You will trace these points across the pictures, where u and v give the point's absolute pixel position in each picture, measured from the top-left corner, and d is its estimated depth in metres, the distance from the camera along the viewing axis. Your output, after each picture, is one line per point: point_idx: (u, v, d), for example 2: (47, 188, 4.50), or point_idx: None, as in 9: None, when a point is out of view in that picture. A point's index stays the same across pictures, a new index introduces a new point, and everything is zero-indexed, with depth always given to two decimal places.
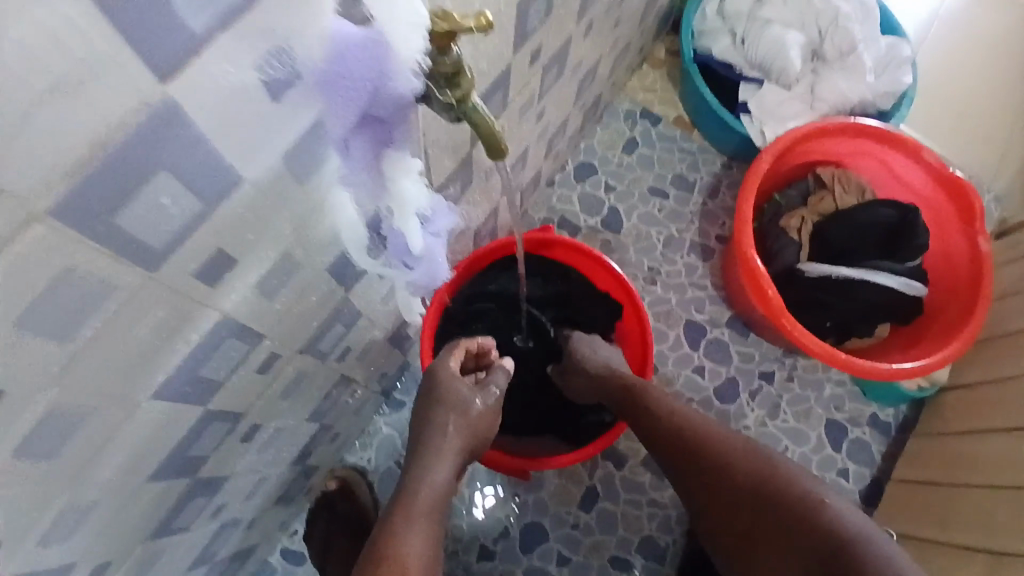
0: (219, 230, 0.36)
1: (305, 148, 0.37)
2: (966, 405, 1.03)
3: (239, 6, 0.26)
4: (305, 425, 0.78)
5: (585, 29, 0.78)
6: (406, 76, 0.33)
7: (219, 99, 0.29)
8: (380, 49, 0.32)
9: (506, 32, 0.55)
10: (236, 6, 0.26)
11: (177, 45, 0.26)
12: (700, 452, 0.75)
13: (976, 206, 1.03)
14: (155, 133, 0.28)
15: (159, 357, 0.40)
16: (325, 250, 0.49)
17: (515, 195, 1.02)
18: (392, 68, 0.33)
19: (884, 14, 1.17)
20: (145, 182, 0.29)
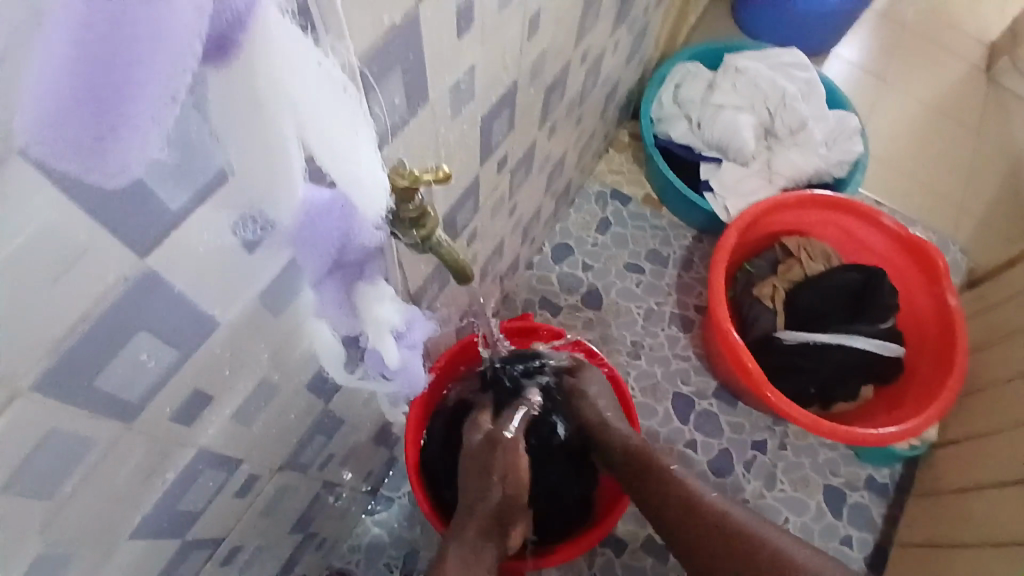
0: (197, 373, 0.37)
1: (279, 284, 0.38)
2: (958, 461, 1.02)
3: (217, 188, 0.29)
4: (290, 538, 0.76)
5: (549, 130, 0.83)
6: (370, 230, 0.35)
7: (199, 262, 0.31)
8: (353, 212, 0.33)
9: (471, 149, 0.58)
10: (215, 186, 0.29)
11: (157, 226, 0.27)
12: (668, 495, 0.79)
13: (939, 264, 1.06)
14: (133, 299, 0.29)
15: (137, 501, 0.40)
16: (304, 369, 0.49)
17: (495, 282, 1.05)
18: (359, 226, 0.34)
19: (828, 92, 1.27)
20: (124, 346, 0.30)
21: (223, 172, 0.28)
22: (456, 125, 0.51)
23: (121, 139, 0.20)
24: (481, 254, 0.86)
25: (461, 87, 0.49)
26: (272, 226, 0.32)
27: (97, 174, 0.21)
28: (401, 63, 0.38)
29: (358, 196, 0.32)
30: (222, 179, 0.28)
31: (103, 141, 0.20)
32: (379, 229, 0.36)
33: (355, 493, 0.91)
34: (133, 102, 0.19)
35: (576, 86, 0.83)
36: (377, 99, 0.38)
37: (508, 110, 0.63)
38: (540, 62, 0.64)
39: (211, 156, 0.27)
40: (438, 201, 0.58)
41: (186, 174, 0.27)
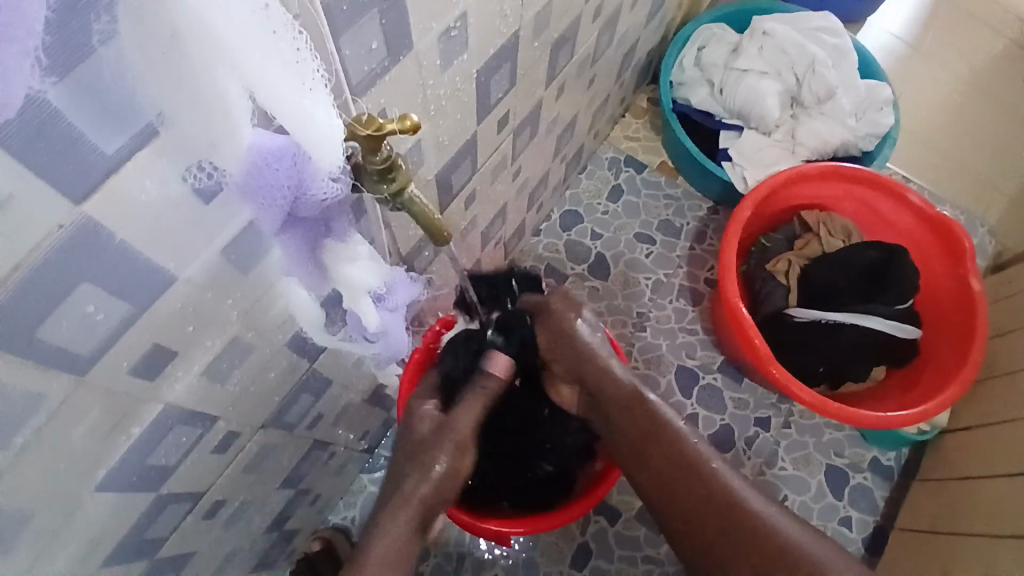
0: (157, 328, 0.36)
1: (244, 240, 0.36)
2: (966, 449, 0.99)
3: (148, 141, 0.27)
4: (280, 494, 0.76)
5: (557, 89, 0.79)
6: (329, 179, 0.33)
7: (147, 212, 0.29)
8: (309, 156, 0.31)
9: (467, 105, 0.55)
10: (144, 141, 0.26)
11: (92, 171, 0.26)
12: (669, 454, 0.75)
13: (965, 245, 1.01)
14: (74, 251, 0.27)
15: (101, 453, 0.39)
16: (281, 330, 0.48)
17: (498, 247, 1.02)
18: (313, 174, 0.32)
19: (862, 59, 1.19)
20: (67, 297, 0.29)
21: (150, 121, 0.26)
22: (446, 79, 0.48)
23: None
24: (481, 218, 0.83)
25: (452, 36, 0.45)
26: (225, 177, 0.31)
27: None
28: (376, 5, 0.35)
29: (309, 139, 0.30)
30: (153, 132, 0.26)
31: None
32: (339, 179, 0.34)
33: (349, 453, 0.91)
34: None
35: (588, 42, 0.78)
36: (349, 44, 0.35)
37: (508, 66, 0.59)
38: (545, 15, 0.60)
39: (144, 101, 0.25)
40: (429, 158, 0.55)
41: (115, 117, 0.25)
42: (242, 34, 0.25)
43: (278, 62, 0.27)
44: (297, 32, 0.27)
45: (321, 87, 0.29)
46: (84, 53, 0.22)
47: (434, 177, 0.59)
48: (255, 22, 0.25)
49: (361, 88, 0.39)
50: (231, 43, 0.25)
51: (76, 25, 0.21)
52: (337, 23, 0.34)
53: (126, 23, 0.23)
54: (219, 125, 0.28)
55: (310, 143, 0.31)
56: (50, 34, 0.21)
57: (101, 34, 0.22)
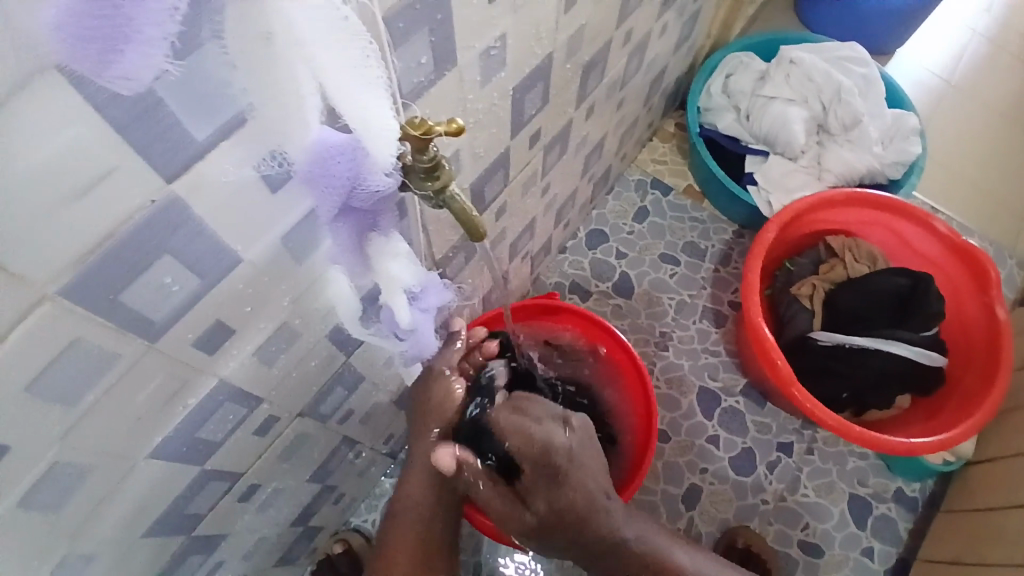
0: (219, 306, 0.40)
1: (299, 229, 0.41)
2: (991, 480, 0.98)
3: (234, 130, 0.31)
4: (308, 487, 0.79)
5: (587, 110, 0.83)
6: (380, 176, 0.37)
7: (222, 196, 0.33)
8: (365, 151, 0.35)
9: (502, 119, 0.59)
10: (231, 130, 0.31)
11: (182, 154, 0.30)
12: None
13: (991, 273, 1.01)
14: (159, 225, 0.32)
15: (159, 419, 0.43)
16: (323, 319, 0.52)
17: (525, 261, 1.06)
18: (369, 169, 0.36)
19: (889, 89, 1.21)
20: (149, 266, 0.33)
21: (241, 114, 0.31)
22: (485, 93, 0.52)
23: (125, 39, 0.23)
24: (510, 231, 0.87)
25: (492, 54, 0.50)
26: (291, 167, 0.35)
27: (111, 81, 0.24)
28: (427, 22, 0.40)
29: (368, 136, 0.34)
30: (239, 122, 0.31)
31: (106, 35, 0.23)
32: (390, 176, 0.38)
33: (374, 454, 0.94)
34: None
35: (618, 66, 0.82)
36: (402, 56, 0.40)
37: (541, 85, 0.63)
38: (578, 39, 0.64)
39: (235, 93, 0.29)
40: (465, 168, 0.59)
41: (208, 108, 0.29)
42: (322, 39, 0.29)
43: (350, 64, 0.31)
44: (367, 42, 0.31)
45: (381, 92, 0.33)
46: (195, 45, 0.26)
47: (469, 186, 0.63)
48: (335, 30, 0.29)
49: (410, 97, 0.43)
50: (313, 45, 0.29)
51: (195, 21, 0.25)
52: (393, 38, 0.38)
53: (232, 25, 0.27)
54: (291, 118, 0.32)
55: (367, 139, 0.35)
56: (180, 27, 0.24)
57: (212, 32, 0.27)
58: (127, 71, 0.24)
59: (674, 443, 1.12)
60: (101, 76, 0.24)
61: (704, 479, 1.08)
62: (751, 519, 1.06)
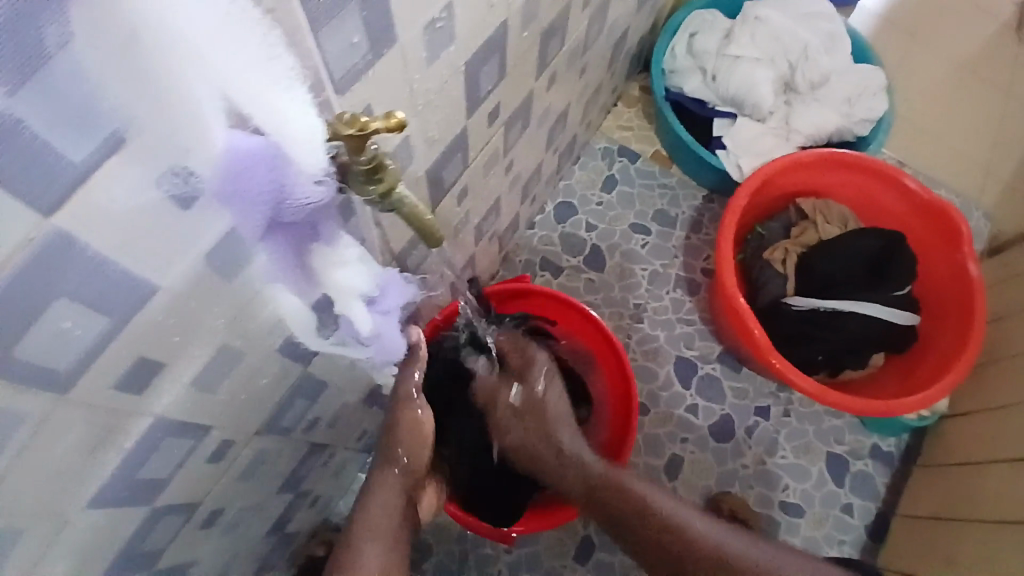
0: (138, 340, 0.35)
1: (224, 248, 0.35)
2: (967, 436, 0.99)
3: (119, 146, 0.26)
4: (278, 499, 0.75)
5: (549, 80, 0.77)
6: (305, 183, 0.34)
7: (118, 222, 0.28)
8: (287, 155, 0.32)
9: (456, 98, 0.54)
10: (116, 145, 0.26)
11: (58, 182, 0.25)
12: (641, 522, 0.76)
13: (962, 229, 1.01)
14: (46, 265, 0.27)
15: (89, 468, 0.39)
16: (271, 336, 0.47)
17: (492, 241, 1.01)
18: (295, 177, 0.33)
19: (855, 43, 1.18)
20: (42, 313, 0.28)
21: (121, 126, 0.25)
22: (434, 72, 0.47)
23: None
24: (475, 214, 0.82)
25: (438, 27, 0.44)
26: (199, 182, 0.30)
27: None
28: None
29: (289, 136, 0.32)
30: (123, 136, 0.26)
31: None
32: (324, 182, 0.35)
33: (347, 454, 0.90)
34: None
35: (579, 31, 0.77)
36: (328, 39, 0.34)
37: (497, 58, 0.57)
38: (535, 3, 0.59)
39: (111, 106, 0.24)
40: (418, 155, 0.53)
41: (81, 125, 0.24)
42: (207, 32, 0.26)
43: (241, 50, 0.28)
44: (267, 29, 0.28)
45: (295, 84, 0.31)
46: (41, 59, 0.21)
47: (424, 174, 0.57)
48: (225, 17, 0.26)
49: (343, 85, 0.37)
50: (196, 40, 0.25)
51: (27, 33, 0.20)
52: (317, 20, 0.32)
53: (84, 27, 0.22)
54: (189, 127, 0.28)
55: (285, 136, 0.32)
56: (1, 44, 0.20)
57: (57, 41, 0.21)
58: None
59: (653, 415, 1.11)
60: None
61: (685, 449, 1.08)
62: (733, 485, 1.06)
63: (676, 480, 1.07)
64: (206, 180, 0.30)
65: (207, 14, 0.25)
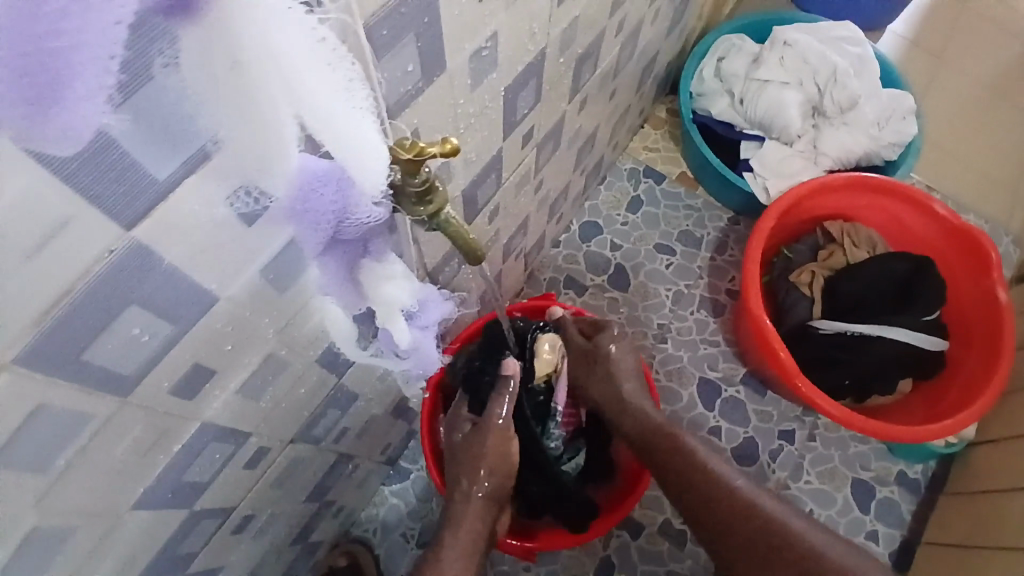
0: (196, 348, 0.37)
1: (281, 261, 0.37)
2: (993, 463, 0.97)
3: (201, 164, 0.28)
4: (305, 508, 0.76)
5: (580, 103, 0.79)
6: (365, 203, 0.35)
7: (191, 235, 0.30)
8: (351, 178, 0.33)
9: (494, 121, 0.56)
10: (197, 164, 0.28)
11: (145, 195, 0.27)
12: (723, 505, 0.76)
13: (991, 254, 0.99)
14: (123, 273, 0.29)
15: (140, 470, 0.41)
16: (314, 346, 0.48)
17: (519, 259, 1.02)
18: (356, 199, 0.35)
19: (884, 68, 1.18)
20: (117, 318, 0.30)
21: (205, 146, 0.27)
22: (476, 97, 0.49)
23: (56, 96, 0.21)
24: (505, 232, 0.83)
25: (483, 55, 0.46)
26: (267, 202, 0.32)
27: (36, 141, 0.21)
28: (412, 28, 0.36)
29: (356, 164, 0.33)
30: (206, 155, 0.28)
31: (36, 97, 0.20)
32: (381, 204, 0.36)
33: (371, 466, 0.91)
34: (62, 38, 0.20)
35: (611, 56, 0.78)
36: (385, 67, 0.36)
37: (534, 82, 0.59)
38: (572, 30, 0.60)
39: (199, 129, 0.26)
40: (457, 176, 0.55)
41: (172, 144, 0.26)
42: (296, 64, 0.27)
43: (325, 85, 0.29)
44: (349, 64, 0.29)
45: (368, 113, 0.32)
46: (145, 85, 0.23)
47: (461, 193, 0.59)
48: (313, 55, 0.27)
49: (395, 110, 0.39)
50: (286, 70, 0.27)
51: (141, 63, 0.23)
52: (376, 50, 0.34)
53: (189, 57, 0.24)
54: (269, 149, 0.29)
55: (356, 163, 0.33)
56: (119, 72, 0.22)
57: (165, 69, 0.23)
58: (60, 127, 0.22)
59: None
60: (34, 137, 0.21)
61: None
62: None
63: None
64: (274, 199, 0.32)
65: (297, 52, 0.27)
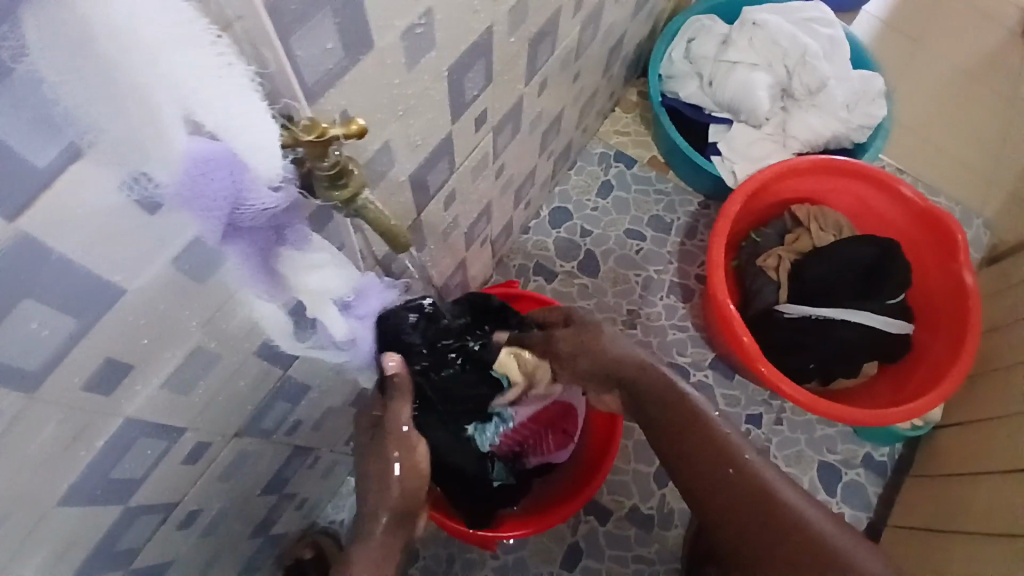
0: (107, 342, 0.35)
1: (192, 252, 0.35)
2: (960, 447, 0.98)
3: (75, 155, 0.26)
4: (262, 501, 0.75)
5: (539, 85, 0.77)
6: (266, 189, 0.34)
7: (80, 227, 0.29)
8: (244, 162, 0.32)
9: (439, 103, 0.54)
10: (72, 155, 0.26)
11: (21, 188, 0.25)
12: (715, 469, 0.71)
13: (957, 238, 1.00)
14: (9, 268, 0.27)
15: (58, 468, 0.39)
16: (248, 338, 0.47)
17: (484, 245, 1.00)
18: (251, 183, 0.33)
19: (854, 50, 1.17)
20: (8, 314, 0.28)
21: (76, 136, 0.26)
22: (414, 77, 0.47)
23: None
24: (465, 218, 0.82)
25: (418, 32, 0.44)
26: (157, 192, 0.30)
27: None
28: (327, 3, 0.34)
29: (244, 144, 0.31)
30: (80, 146, 0.26)
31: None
32: (280, 187, 0.35)
33: (334, 456, 0.90)
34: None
35: (571, 36, 0.77)
36: (299, 45, 0.34)
37: (483, 63, 0.57)
38: (522, 8, 0.59)
39: (67, 117, 0.25)
40: (400, 160, 0.53)
41: (42, 133, 0.24)
42: (161, 42, 0.25)
43: (203, 67, 0.27)
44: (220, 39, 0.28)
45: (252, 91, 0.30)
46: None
47: (408, 179, 0.57)
48: (185, 34, 0.26)
49: (317, 91, 0.37)
50: (150, 49, 0.25)
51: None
52: (285, 27, 0.32)
53: (39, 37, 0.22)
54: (148, 135, 0.28)
55: (245, 143, 0.31)
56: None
57: (11, 52, 0.21)
58: None
59: None
60: None
61: None
62: None
63: (666, 487, 1.05)
64: (164, 189, 0.30)
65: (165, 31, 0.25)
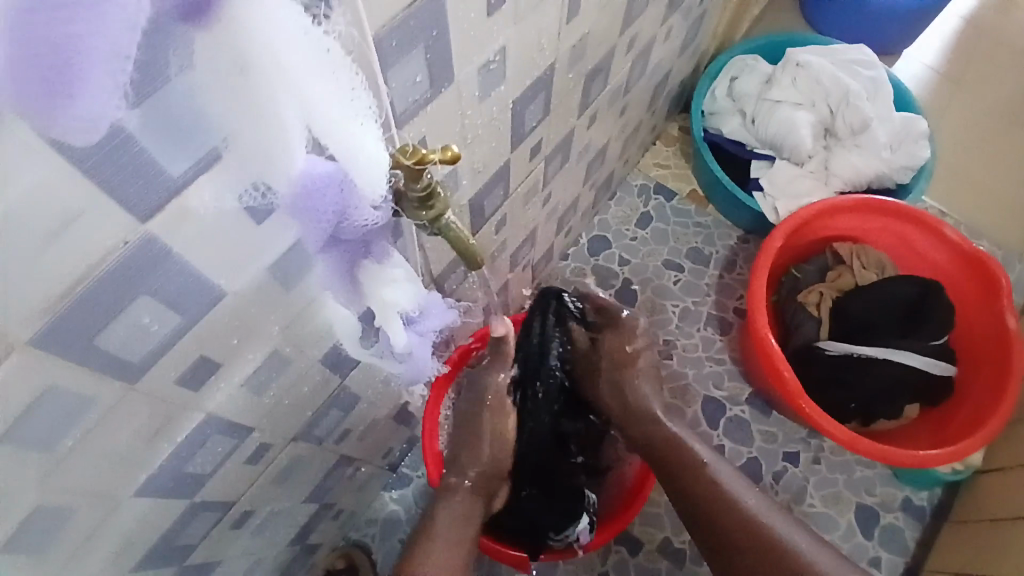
0: (201, 339, 0.38)
1: (285, 259, 0.39)
2: (1000, 493, 0.95)
3: (211, 163, 0.30)
4: (304, 508, 0.77)
5: (590, 118, 0.80)
6: (364, 208, 0.36)
7: (199, 231, 0.32)
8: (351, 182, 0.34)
9: (502, 133, 0.57)
10: (209, 162, 0.30)
11: (159, 188, 0.29)
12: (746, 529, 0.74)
13: (1002, 281, 0.99)
14: (135, 264, 0.30)
15: (143, 458, 0.42)
16: (318, 344, 0.50)
17: (526, 270, 1.03)
18: (355, 203, 0.35)
19: (898, 92, 1.19)
20: (126, 306, 0.32)
21: (215, 147, 0.29)
22: (484, 108, 0.50)
23: (80, 88, 0.21)
24: (511, 242, 0.84)
25: (491, 68, 0.47)
26: (272, 202, 0.34)
27: (61, 129, 0.22)
28: (421, 41, 0.38)
29: (356, 168, 0.33)
30: (216, 155, 0.30)
31: (56, 96, 0.21)
32: (380, 208, 0.38)
33: (372, 470, 0.91)
34: (78, 44, 0.20)
35: (622, 72, 0.80)
36: (394, 77, 0.37)
37: (543, 97, 0.61)
38: (581, 47, 0.62)
39: (209, 128, 0.28)
40: (463, 184, 0.57)
41: (185, 139, 0.28)
42: (304, 72, 0.27)
43: (334, 97, 0.30)
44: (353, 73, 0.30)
45: (370, 121, 0.33)
46: (163, 80, 0.25)
47: (467, 202, 0.60)
48: (320, 67, 0.28)
49: (403, 117, 0.41)
50: (297, 74, 0.27)
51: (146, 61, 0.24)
52: (384, 59, 0.36)
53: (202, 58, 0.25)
54: (278, 156, 0.30)
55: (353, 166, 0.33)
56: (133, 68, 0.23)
57: (178, 65, 0.25)
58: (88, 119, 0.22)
59: None
60: (55, 123, 0.22)
61: None
62: None
63: None
64: (279, 200, 0.33)
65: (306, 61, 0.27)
